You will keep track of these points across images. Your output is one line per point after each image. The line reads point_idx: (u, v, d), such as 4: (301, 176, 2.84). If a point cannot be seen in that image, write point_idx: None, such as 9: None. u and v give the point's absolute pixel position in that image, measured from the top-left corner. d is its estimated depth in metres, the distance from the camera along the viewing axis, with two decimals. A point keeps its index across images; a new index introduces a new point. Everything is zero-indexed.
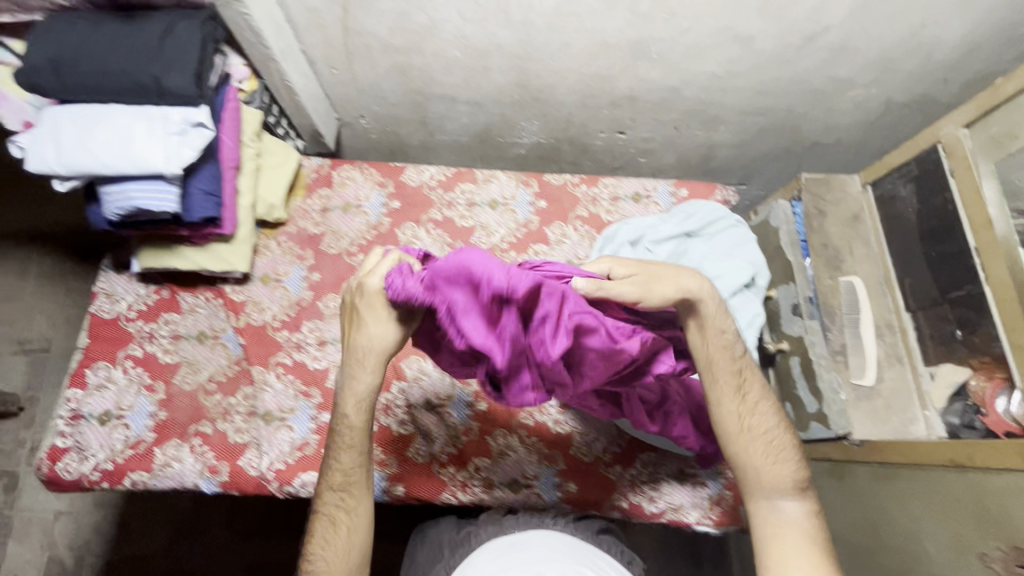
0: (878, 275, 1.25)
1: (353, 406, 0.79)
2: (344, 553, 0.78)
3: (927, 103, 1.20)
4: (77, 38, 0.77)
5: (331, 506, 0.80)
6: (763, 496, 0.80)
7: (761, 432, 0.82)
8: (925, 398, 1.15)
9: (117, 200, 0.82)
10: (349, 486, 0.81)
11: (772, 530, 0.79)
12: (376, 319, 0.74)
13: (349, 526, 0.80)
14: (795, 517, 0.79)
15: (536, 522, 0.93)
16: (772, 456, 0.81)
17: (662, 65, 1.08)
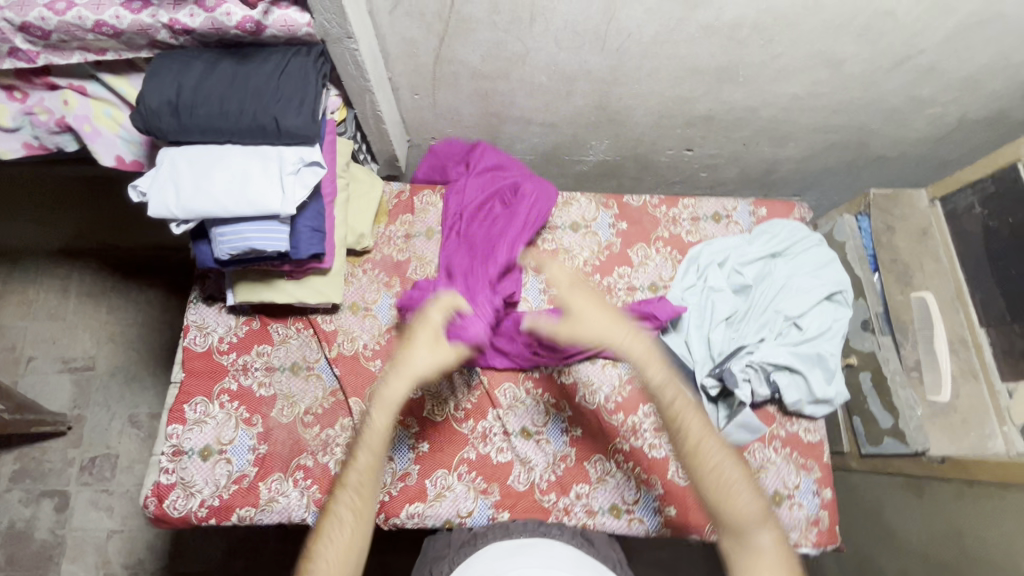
0: (948, 290, 1.23)
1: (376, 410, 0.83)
2: (362, 523, 0.79)
3: (1000, 120, 1.20)
4: (195, 79, 0.77)
5: (343, 503, 0.79)
6: (744, 535, 0.76)
7: (734, 493, 0.78)
8: (1005, 414, 1.10)
9: (231, 241, 0.82)
10: (359, 488, 0.80)
11: (749, 561, 0.74)
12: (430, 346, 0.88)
13: (361, 501, 0.80)
14: (750, 514, 0.77)
15: (542, 531, 0.89)
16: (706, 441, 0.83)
17: (747, 87, 1.08)
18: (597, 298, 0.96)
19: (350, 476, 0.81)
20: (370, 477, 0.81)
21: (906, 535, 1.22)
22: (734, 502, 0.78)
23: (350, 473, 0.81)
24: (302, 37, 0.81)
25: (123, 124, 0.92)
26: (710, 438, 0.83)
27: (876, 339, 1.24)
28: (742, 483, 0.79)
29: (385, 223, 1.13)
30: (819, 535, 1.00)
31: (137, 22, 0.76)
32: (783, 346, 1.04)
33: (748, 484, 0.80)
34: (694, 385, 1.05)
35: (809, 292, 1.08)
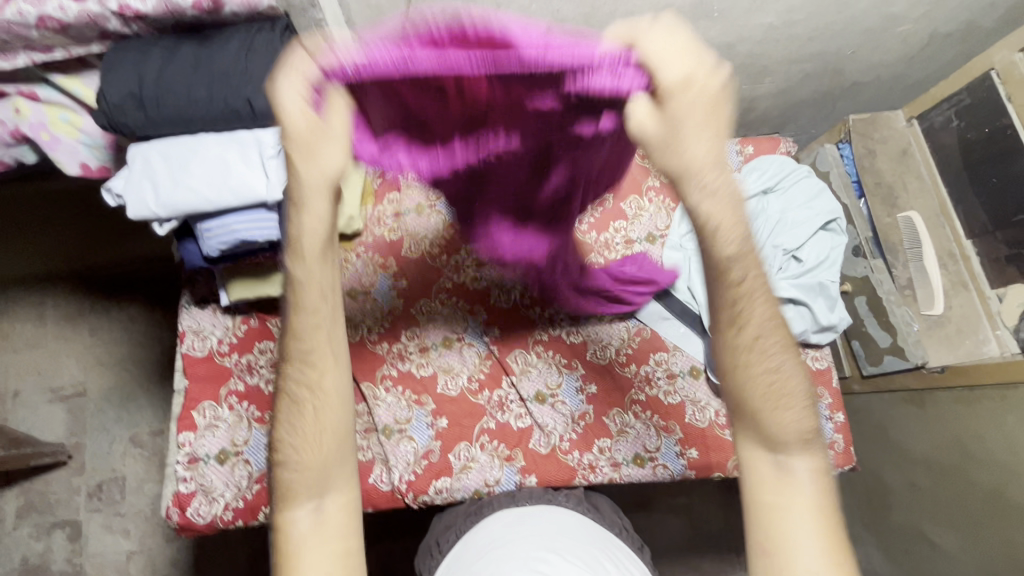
0: (933, 206, 1.25)
1: (305, 239, 0.62)
2: (319, 438, 0.68)
3: (969, 32, 1.20)
4: (156, 66, 0.72)
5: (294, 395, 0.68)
6: (769, 448, 0.66)
7: (787, 387, 0.66)
8: (995, 319, 1.13)
9: (219, 235, 0.79)
10: (307, 360, 0.68)
11: (769, 497, 0.66)
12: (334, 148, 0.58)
13: (318, 409, 0.68)
14: (808, 485, 0.65)
15: (548, 497, 0.92)
16: (789, 407, 0.66)
17: (722, 23, 1.06)
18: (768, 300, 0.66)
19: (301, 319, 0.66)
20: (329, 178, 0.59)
21: (910, 446, 1.26)
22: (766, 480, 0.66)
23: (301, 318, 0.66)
24: (263, 10, 0.76)
25: (82, 128, 0.87)
26: (806, 419, 0.65)
27: (868, 264, 1.25)
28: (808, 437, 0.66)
29: (372, 204, 1.11)
30: (837, 457, 1.03)
31: (84, 12, 0.71)
32: (785, 280, 1.06)
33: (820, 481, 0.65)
34: (701, 328, 1.07)
35: (805, 224, 1.09)
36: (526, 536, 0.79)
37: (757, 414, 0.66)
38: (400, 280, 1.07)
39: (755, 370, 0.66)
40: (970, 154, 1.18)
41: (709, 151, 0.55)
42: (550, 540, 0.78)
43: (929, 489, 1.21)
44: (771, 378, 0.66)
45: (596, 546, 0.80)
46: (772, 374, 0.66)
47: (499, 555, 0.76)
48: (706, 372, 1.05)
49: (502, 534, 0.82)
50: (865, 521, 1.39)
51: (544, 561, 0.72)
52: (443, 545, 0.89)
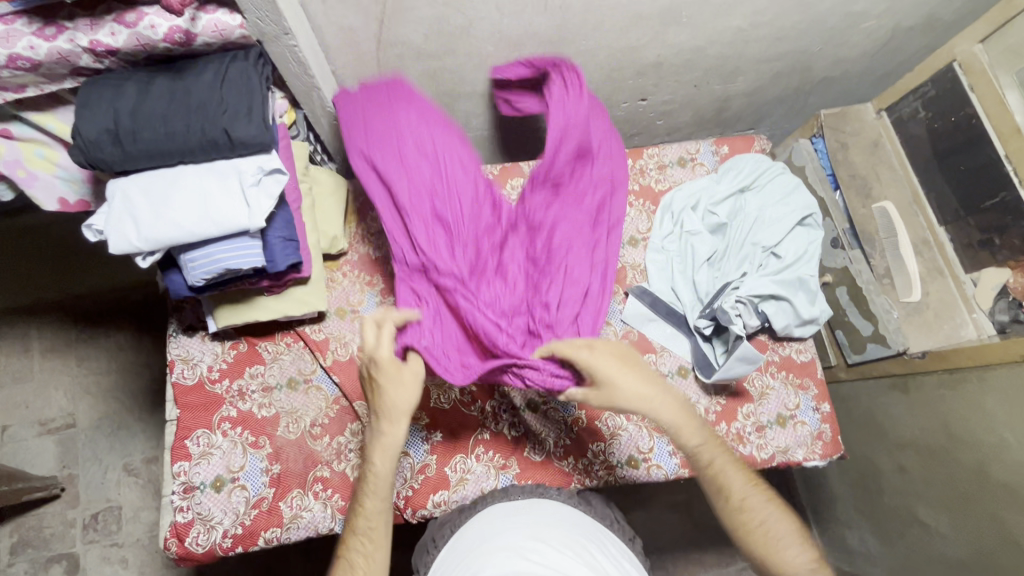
0: (906, 194, 1.28)
1: (381, 455, 0.82)
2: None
3: (931, 24, 1.23)
4: (132, 103, 0.73)
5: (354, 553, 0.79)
6: (748, 538, 0.83)
7: (749, 520, 0.84)
8: (971, 302, 1.18)
9: (204, 265, 0.79)
10: (370, 534, 0.80)
11: (761, 546, 0.82)
12: (398, 380, 0.83)
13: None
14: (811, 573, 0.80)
15: (540, 491, 0.91)
16: (744, 509, 0.85)
17: (691, 28, 1.08)
18: (625, 363, 0.87)
19: (368, 506, 0.82)
20: (401, 418, 0.82)
21: (899, 431, 1.27)
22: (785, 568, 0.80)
23: (367, 504, 0.81)
24: (236, 40, 0.77)
25: (59, 163, 0.86)
26: (786, 531, 0.83)
27: (847, 254, 1.27)
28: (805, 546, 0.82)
29: (356, 222, 1.12)
30: (825, 446, 1.06)
31: (55, 50, 0.71)
32: (766, 277, 1.09)
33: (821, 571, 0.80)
34: (687, 327, 1.09)
35: (781, 220, 1.12)
36: (516, 528, 0.79)
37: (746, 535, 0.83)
38: (387, 297, 1.08)
39: (749, 503, 0.85)
40: (940, 143, 1.21)
41: (659, 413, 0.86)
42: (540, 532, 0.77)
43: (916, 469, 1.23)
44: (751, 489, 0.86)
45: (585, 537, 0.79)
46: (681, 407, 0.88)
47: (489, 548, 0.75)
48: (694, 371, 1.07)
49: (494, 527, 0.81)
50: (857, 504, 1.41)
51: (534, 551, 0.72)
52: (438, 540, 0.88)
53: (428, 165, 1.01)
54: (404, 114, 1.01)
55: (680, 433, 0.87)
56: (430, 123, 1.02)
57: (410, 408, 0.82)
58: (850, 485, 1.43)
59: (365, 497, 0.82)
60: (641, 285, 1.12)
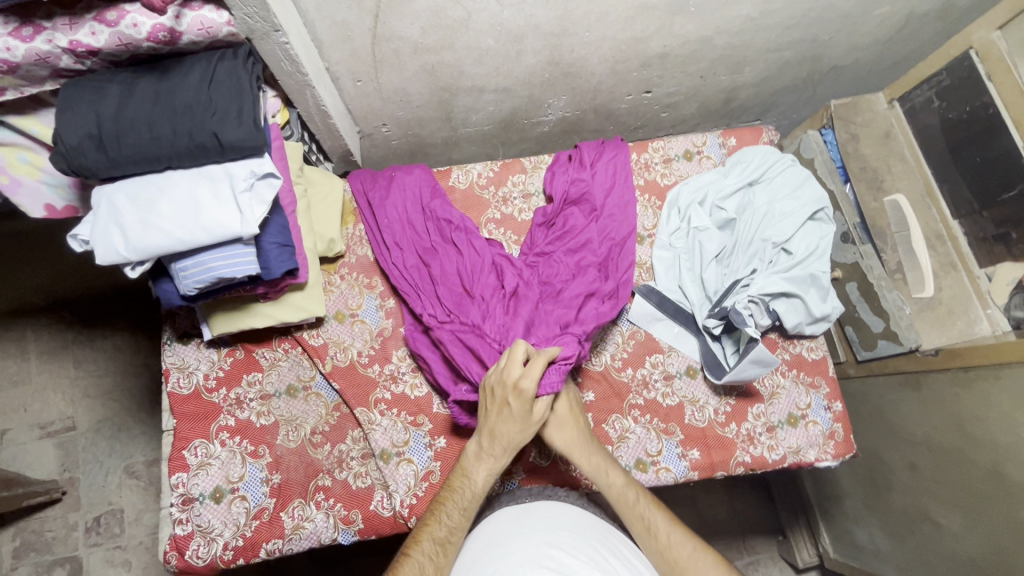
0: (919, 188, 1.24)
1: (478, 469, 0.82)
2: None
3: (945, 10, 1.19)
4: (116, 107, 0.70)
5: (426, 558, 0.74)
6: None
7: None
8: (985, 297, 1.13)
9: (195, 273, 0.76)
10: (446, 544, 0.76)
11: None
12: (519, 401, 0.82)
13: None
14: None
15: (547, 493, 0.90)
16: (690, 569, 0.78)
17: (698, 17, 1.04)
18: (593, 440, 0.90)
19: (450, 514, 0.79)
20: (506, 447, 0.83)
21: (909, 428, 1.24)
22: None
23: (450, 511, 0.79)
24: (223, 38, 0.74)
25: (43, 168, 0.83)
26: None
27: (857, 250, 1.23)
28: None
29: (353, 222, 1.10)
30: (837, 445, 1.03)
31: (33, 51, 0.67)
32: (776, 274, 1.06)
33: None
34: (696, 326, 1.06)
35: (792, 215, 1.09)
36: (530, 531, 0.78)
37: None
38: (387, 300, 1.06)
39: (680, 558, 0.79)
40: (954, 134, 1.17)
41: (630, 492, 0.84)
42: (552, 536, 0.76)
43: (926, 469, 1.19)
44: (681, 538, 0.80)
45: (597, 538, 0.78)
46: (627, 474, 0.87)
47: (503, 555, 0.74)
48: (704, 371, 1.05)
49: (505, 528, 0.80)
50: (865, 500, 1.36)
51: (549, 558, 0.72)
52: None
53: (416, 232, 1.07)
54: (404, 188, 1.09)
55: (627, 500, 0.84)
56: (426, 195, 1.09)
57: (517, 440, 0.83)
58: (859, 481, 1.38)
59: (450, 508, 0.79)
60: (648, 283, 1.10)
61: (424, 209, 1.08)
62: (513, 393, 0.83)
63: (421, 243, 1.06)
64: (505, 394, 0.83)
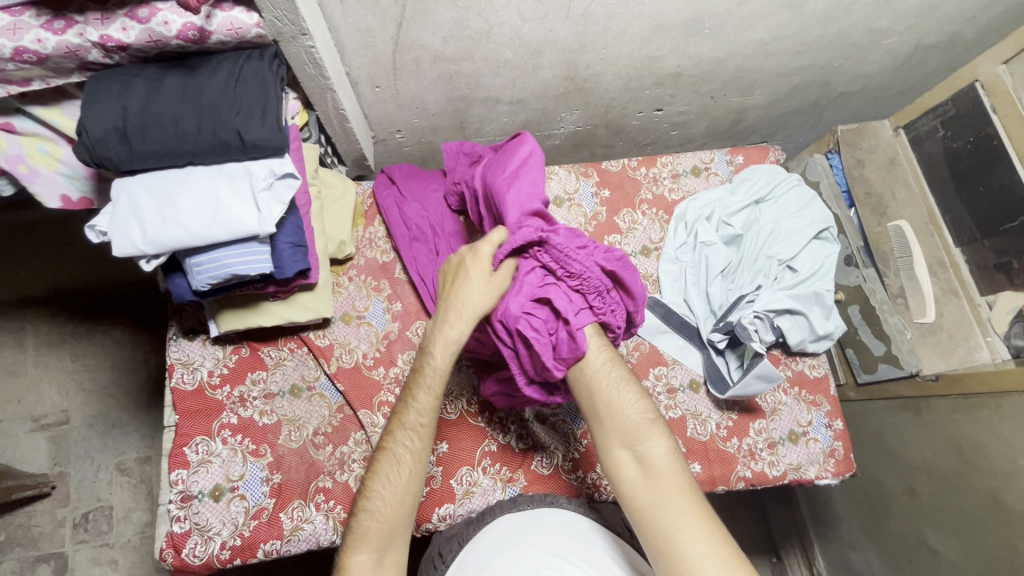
0: (922, 216, 1.25)
1: (441, 347, 0.82)
2: (402, 501, 0.77)
3: (952, 43, 1.22)
4: (142, 102, 0.71)
5: (403, 446, 0.80)
6: (642, 483, 0.78)
7: (651, 466, 0.79)
8: (986, 325, 1.14)
9: (209, 269, 0.77)
10: (419, 429, 0.80)
11: (652, 495, 0.77)
12: (482, 276, 0.84)
13: (413, 472, 0.79)
14: (665, 467, 0.79)
15: (548, 501, 0.90)
16: (642, 440, 0.81)
17: (713, 39, 1.06)
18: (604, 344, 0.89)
19: (421, 401, 0.81)
20: (468, 316, 0.82)
21: (907, 453, 1.24)
22: (626, 466, 0.81)
23: (421, 399, 0.81)
24: (251, 39, 0.75)
25: (62, 159, 0.83)
26: (638, 407, 0.84)
27: (860, 274, 1.25)
28: (648, 426, 0.82)
29: (364, 224, 1.10)
30: (837, 463, 1.04)
31: (64, 44, 0.68)
32: (782, 291, 1.06)
33: (664, 468, 0.79)
34: (700, 340, 1.08)
35: (798, 233, 1.10)
36: (530, 538, 0.79)
37: (610, 419, 0.83)
38: (394, 303, 1.06)
39: (599, 372, 0.86)
40: (958, 163, 1.19)
41: (609, 383, 0.85)
42: (553, 542, 0.78)
43: (925, 495, 1.19)
44: (611, 367, 0.87)
45: (596, 540, 0.80)
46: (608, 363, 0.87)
47: (504, 562, 0.76)
48: (707, 385, 1.06)
49: (505, 535, 0.81)
50: (862, 524, 1.36)
51: (551, 566, 0.73)
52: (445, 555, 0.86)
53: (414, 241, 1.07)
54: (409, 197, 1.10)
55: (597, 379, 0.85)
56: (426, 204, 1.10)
57: (483, 313, 0.83)
58: (856, 504, 1.38)
59: (420, 394, 0.81)
60: (654, 295, 1.12)
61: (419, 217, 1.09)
62: (471, 261, 0.85)
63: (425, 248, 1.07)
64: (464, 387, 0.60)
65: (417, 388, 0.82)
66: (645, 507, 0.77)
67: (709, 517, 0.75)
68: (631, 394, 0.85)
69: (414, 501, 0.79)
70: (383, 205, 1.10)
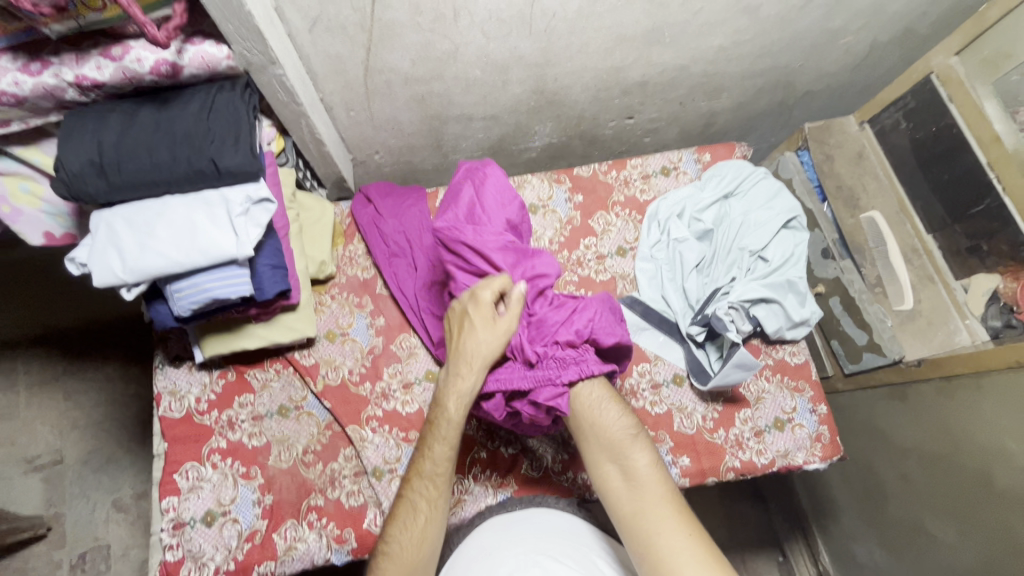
0: (893, 206, 1.29)
1: (454, 400, 0.82)
2: (421, 548, 0.77)
3: (906, 38, 1.27)
4: (119, 135, 0.73)
5: (417, 491, 0.80)
6: (627, 495, 0.80)
7: (633, 479, 0.81)
8: (963, 308, 1.16)
9: (190, 294, 0.78)
10: (435, 478, 0.80)
11: (636, 504, 0.79)
12: (488, 327, 0.83)
13: (428, 521, 0.78)
14: (649, 478, 0.80)
15: (537, 501, 0.93)
16: (624, 454, 0.83)
17: (674, 47, 1.10)
18: (620, 405, 0.88)
19: (436, 451, 0.81)
20: (480, 365, 0.82)
21: (899, 440, 1.25)
22: (615, 478, 0.82)
23: (436, 448, 0.81)
24: (223, 70, 0.78)
25: (44, 197, 0.85)
26: (621, 423, 0.85)
27: (838, 265, 1.27)
28: (631, 440, 0.84)
29: (343, 243, 1.13)
30: (825, 448, 1.05)
31: (40, 85, 0.71)
32: (754, 281, 1.10)
33: (649, 478, 0.80)
34: (680, 335, 1.10)
35: (766, 224, 1.14)
36: (517, 540, 0.82)
37: (595, 437, 0.85)
38: (377, 318, 1.07)
39: (583, 394, 0.88)
40: (922, 153, 1.22)
41: (600, 416, 0.86)
42: (540, 544, 0.81)
43: (918, 481, 1.20)
44: (592, 386, 0.89)
45: (583, 544, 0.83)
46: (596, 394, 0.88)
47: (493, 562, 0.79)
48: (690, 378, 1.07)
49: (490, 541, 0.84)
50: (862, 516, 1.36)
51: (538, 565, 0.76)
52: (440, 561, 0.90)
53: (396, 261, 1.10)
54: (389, 217, 1.12)
55: (585, 416, 0.87)
56: (401, 221, 1.12)
57: (491, 358, 0.83)
58: (855, 495, 1.38)
59: (434, 443, 0.81)
60: (633, 294, 1.14)
61: (399, 237, 1.11)
62: (476, 312, 0.84)
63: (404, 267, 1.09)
64: (460, 362, 0.83)
65: (432, 438, 0.82)
66: (630, 517, 0.78)
67: (691, 523, 0.76)
68: (618, 419, 0.86)
69: (433, 544, 0.78)
70: (360, 224, 1.12)
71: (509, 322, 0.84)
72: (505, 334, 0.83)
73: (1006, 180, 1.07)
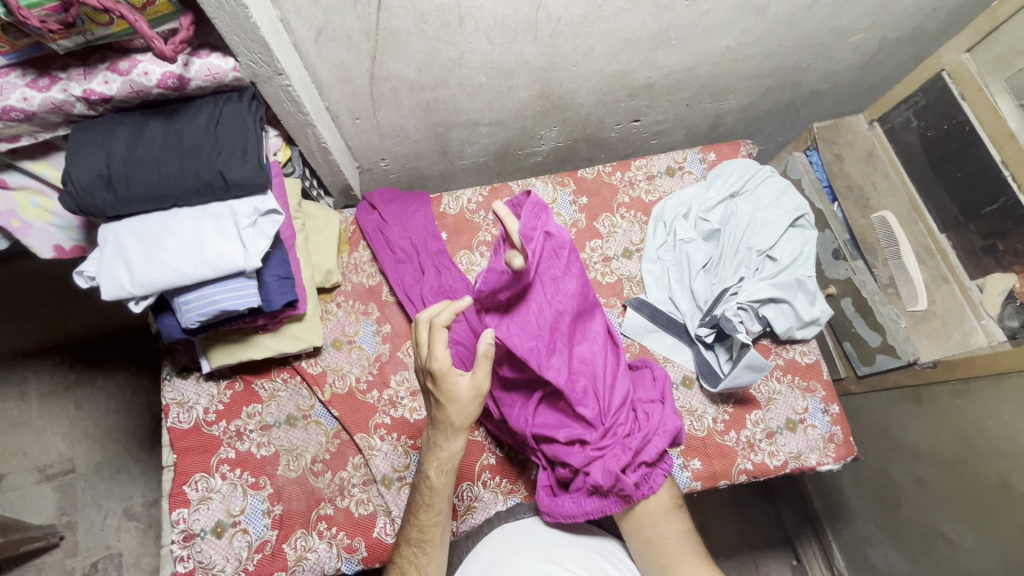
0: (904, 204, 1.27)
1: (435, 467, 0.76)
2: None
3: (916, 35, 1.25)
4: (128, 150, 0.73)
5: (406, 559, 0.77)
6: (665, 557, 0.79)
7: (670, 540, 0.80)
8: (979, 308, 1.14)
9: (198, 306, 0.78)
10: (424, 545, 0.77)
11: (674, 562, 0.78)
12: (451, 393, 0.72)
13: None
14: (685, 539, 0.80)
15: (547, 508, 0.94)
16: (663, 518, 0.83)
17: (680, 49, 1.09)
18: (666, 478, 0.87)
19: (424, 519, 0.77)
20: (460, 432, 0.74)
21: (914, 442, 1.23)
22: (654, 537, 0.82)
23: (422, 517, 0.77)
24: (229, 82, 0.78)
25: (53, 211, 0.85)
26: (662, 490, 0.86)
27: (849, 266, 1.26)
28: (670, 507, 0.84)
29: (348, 251, 1.13)
30: (838, 449, 1.04)
31: (49, 100, 0.71)
32: (763, 281, 1.09)
33: (688, 543, 0.80)
34: (689, 337, 1.09)
35: (775, 223, 1.12)
36: (524, 550, 0.83)
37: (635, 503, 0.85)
38: (383, 325, 1.07)
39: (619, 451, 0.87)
40: (933, 151, 1.20)
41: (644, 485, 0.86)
42: (547, 553, 0.82)
43: (934, 484, 1.17)
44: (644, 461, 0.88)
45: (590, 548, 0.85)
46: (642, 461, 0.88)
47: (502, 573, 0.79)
48: (699, 380, 1.06)
49: (497, 551, 0.84)
50: (877, 519, 1.34)
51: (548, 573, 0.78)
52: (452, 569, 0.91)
53: (401, 264, 1.09)
54: (394, 222, 1.12)
55: None
56: (405, 226, 1.12)
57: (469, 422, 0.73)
58: (869, 498, 1.36)
59: (419, 510, 0.77)
60: (640, 296, 1.12)
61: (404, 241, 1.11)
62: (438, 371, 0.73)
63: (409, 271, 1.09)
64: (437, 431, 0.75)
65: (419, 506, 0.78)
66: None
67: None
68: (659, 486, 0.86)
69: None
70: (365, 230, 1.12)
71: (478, 382, 0.71)
72: (476, 394, 0.72)
73: (1021, 178, 1.05)
